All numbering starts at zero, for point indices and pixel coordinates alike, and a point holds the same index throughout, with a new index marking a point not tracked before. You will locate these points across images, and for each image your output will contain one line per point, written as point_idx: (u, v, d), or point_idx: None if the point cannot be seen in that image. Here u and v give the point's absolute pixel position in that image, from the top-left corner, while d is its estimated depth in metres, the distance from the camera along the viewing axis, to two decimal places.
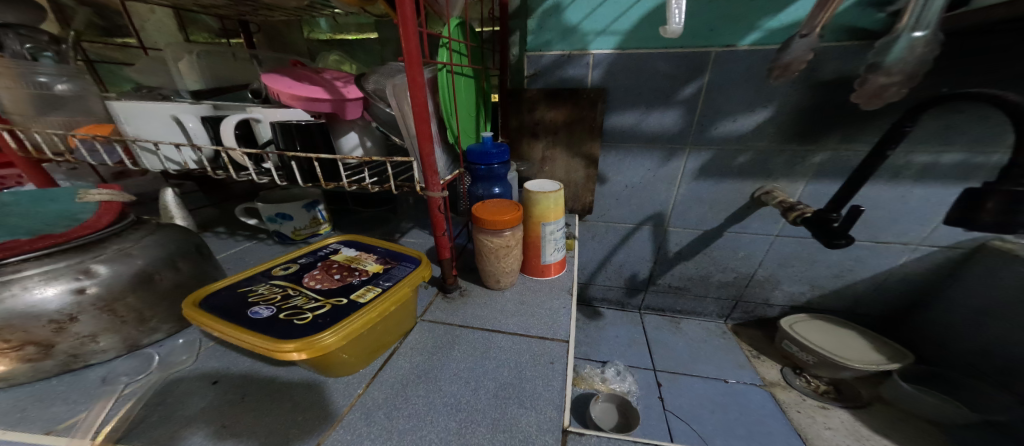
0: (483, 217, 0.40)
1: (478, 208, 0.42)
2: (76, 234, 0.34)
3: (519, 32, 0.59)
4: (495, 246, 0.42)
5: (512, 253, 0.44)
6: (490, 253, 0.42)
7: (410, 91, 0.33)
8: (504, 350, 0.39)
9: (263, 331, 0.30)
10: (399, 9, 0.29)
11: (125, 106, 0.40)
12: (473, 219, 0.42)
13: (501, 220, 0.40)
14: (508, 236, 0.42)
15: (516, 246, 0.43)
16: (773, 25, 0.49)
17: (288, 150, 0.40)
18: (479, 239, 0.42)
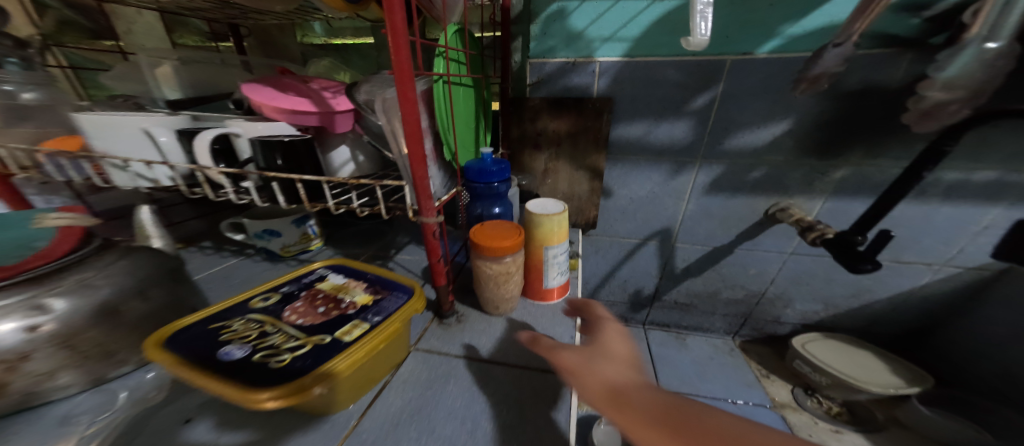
0: (481, 242, 0.38)
1: (477, 230, 0.39)
2: (26, 267, 0.31)
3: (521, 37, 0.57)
4: (495, 273, 0.39)
5: (512, 280, 0.41)
6: (489, 279, 0.39)
7: (401, 108, 0.29)
8: (505, 386, 0.35)
9: (233, 377, 0.26)
10: (388, 17, 0.26)
11: (90, 118, 0.37)
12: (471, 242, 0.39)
13: (501, 245, 0.37)
14: (509, 262, 0.39)
15: (517, 273, 0.40)
16: (795, 32, 0.46)
17: (268, 167, 0.37)
18: (478, 264, 0.39)
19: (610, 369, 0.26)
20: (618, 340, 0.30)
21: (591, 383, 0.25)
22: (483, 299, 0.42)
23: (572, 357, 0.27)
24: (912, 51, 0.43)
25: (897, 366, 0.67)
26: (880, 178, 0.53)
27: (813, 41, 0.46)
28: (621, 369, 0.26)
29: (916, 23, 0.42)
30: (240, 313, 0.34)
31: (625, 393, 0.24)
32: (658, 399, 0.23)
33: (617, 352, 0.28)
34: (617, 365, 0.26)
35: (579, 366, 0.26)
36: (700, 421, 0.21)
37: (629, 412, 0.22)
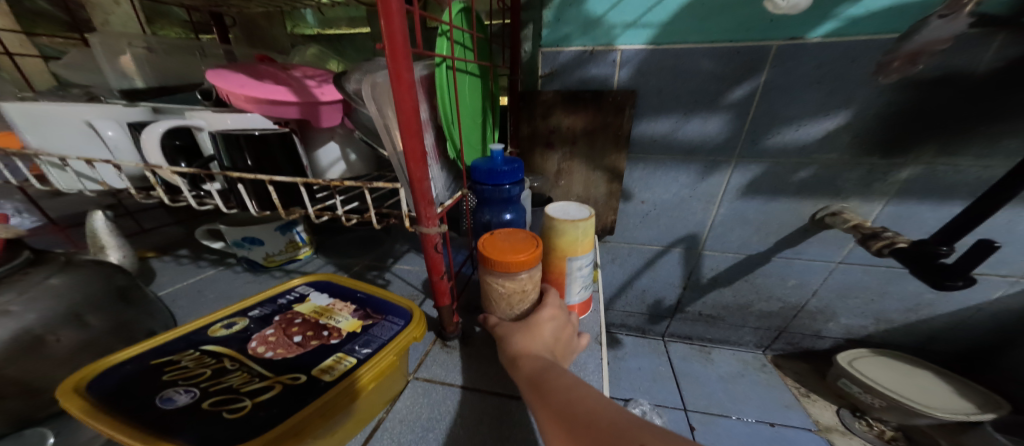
0: (490, 254, 0.31)
1: (486, 240, 0.33)
2: None
3: (532, 24, 0.52)
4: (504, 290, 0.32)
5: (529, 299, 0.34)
6: (498, 298, 0.33)
7: (395, 92, 0.23)
8: (525, 427, 0.28)
9: (170, 436, 0.19)
10: None
11: (21, 108, 0.31)
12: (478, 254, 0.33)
13: (515, 260, 0.30)
14: (523, 279, 0.32)
15: (534, 290, 0.34)
16: (855, 13, 0.40)
17: (233, 167, 0.31)
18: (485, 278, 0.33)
19: (520, 339, 0.29)
20: (553, 316, 0.32)
21: (504, 350, 0.30)
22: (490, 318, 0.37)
23: (501, 329, 0.32)
24: (1008, 30, 0.37)
25: (962, 389, 0.61)
26: (954, 178, 0.46)
27: (876, 24, 0.40)
28: (531, 342, 0.29)
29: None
30: (194, 343, 0.26)
31: (522, 359, 0.27)
32: (541, 366, 0.26)
33: (539, 326, 0.31)
34: (531, 337, 0.30)
35: (502, 337, 0.31)
36: (561, 383, 0.24)
37: (517, 373, 0.26)
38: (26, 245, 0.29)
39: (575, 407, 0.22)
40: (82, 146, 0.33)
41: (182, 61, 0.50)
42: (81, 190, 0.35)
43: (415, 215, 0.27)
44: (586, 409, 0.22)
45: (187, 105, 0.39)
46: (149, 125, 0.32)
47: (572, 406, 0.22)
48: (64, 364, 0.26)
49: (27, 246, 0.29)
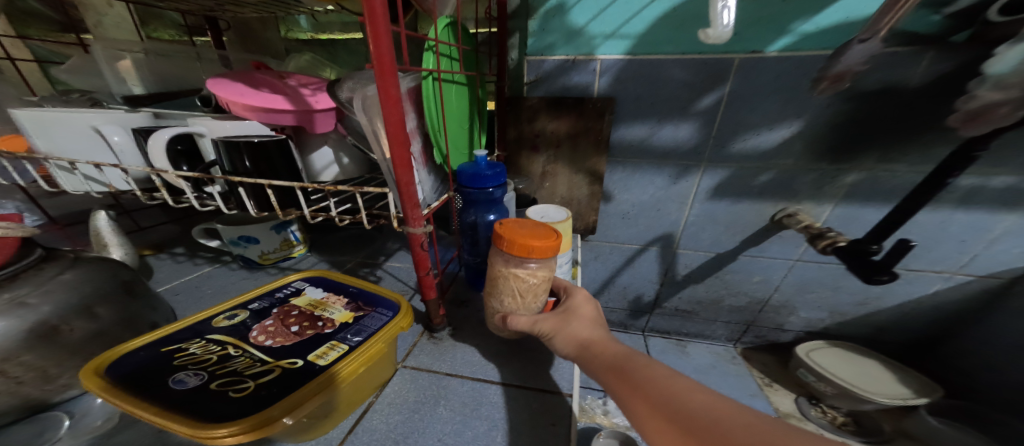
0: (515, 240, 0.31)
1: (502, 229, 0.33)
2: None
3: (519, 32, 0.55)
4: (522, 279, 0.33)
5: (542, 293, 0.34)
6: (517, 288, 0.33)
7: (383, 107, 0.26)
8: (500, 408, 0.32)
9: (183, 411, 0.22)
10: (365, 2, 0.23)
11: (30, 115, 0.33)
12: (497, 245, 0.32)
13: (542, 244, 0.30)
14: (534, 269, 0.33)
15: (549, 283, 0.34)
16: (808, 29, 0.45)
17: (234, 172, 0.33)
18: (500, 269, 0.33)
19: (578, 327, 0.30)
20: (586, 300, 0.34)
21: (563, 339, 0.30)
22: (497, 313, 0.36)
23: (544, 324, 0.32)
24: (935, 47, 0.41)
25: (902, 375, 0.66)
26: (893, 183, 0.51)
27: (822, 40, 0.45)
28: (592, 329, 0.30)
29: (934, 20, 0.40)
30: (200, 333, 0.29)
31: (593, 348, 0.28)
32: (624, 356, 0.26)
33: (585, 313, 0.32)
34: (586, 324, 0.30)
35: (552, 329, 0.31)
36: (653, 374, 0.23)
37: (594, 362, 0.27)
38: (40, 244, 0.31)
39: (683, 403, 0.21)
40: (89, 150, 0.35)
41: (177, 64, 0.52)
42: (86, 191, 0.37)
43: (403, 217, 0.30)
44: (695, 408, 0.21)
45: (187, 111, 0.42)
46: (154, 132, 0.34)
47: (669, 391, 0.22)
48: (76, 351, 0.29)
49: (41, 245, 0.31)
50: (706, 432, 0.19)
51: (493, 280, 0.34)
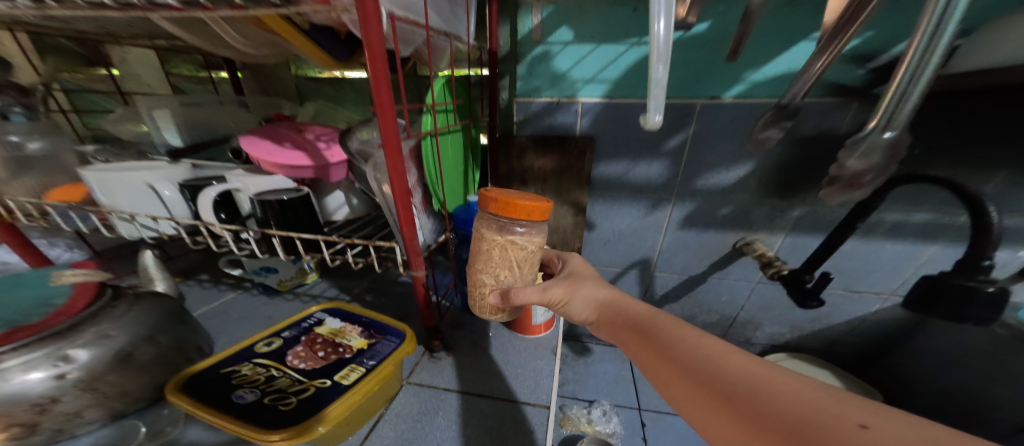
0: (514, 205, 0.32)
1: (493, 193, 0.34)
2: (52, 323, 0.32)
3: (508, 75, 0.63)
4: (519, 245, 0.36)
5: (529, 258, 0.37)
6: (515, 256, 0.36)
7: (392, 179, 0.35)
8: (487, 417, 0.38)
9: (245, 420, 0.28)
10: (376, 98, 0.32)
11: (98, 177, 0.40)
12: (490, 209, 0.33)
13: (537, 208, 0.32)
14: (525, 233, 0.36)
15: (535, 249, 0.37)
16: (757, 78, 0.53)
17: (266, 225, 0.40)
18: (494, 237, 0.36)
19: (589, 288, 0.40)
20: (582, 266, 0.44)
21: (583, 300, 0.39)
22: (491, 289, 0.38)
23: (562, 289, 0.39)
24: (859, 100, 0.49)
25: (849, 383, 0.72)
26: (832, 216, 0.58)
27: (769, 89, 0.53)
28: (609, 295, 0.39)
29: (858, 75, 0.48)
30: (246, 358, 0.36)
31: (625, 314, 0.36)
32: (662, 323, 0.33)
33: (588, 277, 0.41)
34: (593, 286, 0.40)
35: (566, 295, 0.39)
36: (688, 343, 0.30)
37: (634, 332, 0.34)
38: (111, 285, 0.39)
39: (722, 366, 0.27)
40: (143, 204, 0.42)
41: (208, 111, 0.58)
42: (140, 237, 0.44)
43: (408, 262, 0.39)
44: (727, 368, 0.27)
45: (223, 164, 0.49)
46: (203, 190, 0.41)
47: (708, 359, 0.28)
48: (143, 374, 0.35)
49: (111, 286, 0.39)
50: (740, 386, 0.25)
51: (488, 251, 0.36)
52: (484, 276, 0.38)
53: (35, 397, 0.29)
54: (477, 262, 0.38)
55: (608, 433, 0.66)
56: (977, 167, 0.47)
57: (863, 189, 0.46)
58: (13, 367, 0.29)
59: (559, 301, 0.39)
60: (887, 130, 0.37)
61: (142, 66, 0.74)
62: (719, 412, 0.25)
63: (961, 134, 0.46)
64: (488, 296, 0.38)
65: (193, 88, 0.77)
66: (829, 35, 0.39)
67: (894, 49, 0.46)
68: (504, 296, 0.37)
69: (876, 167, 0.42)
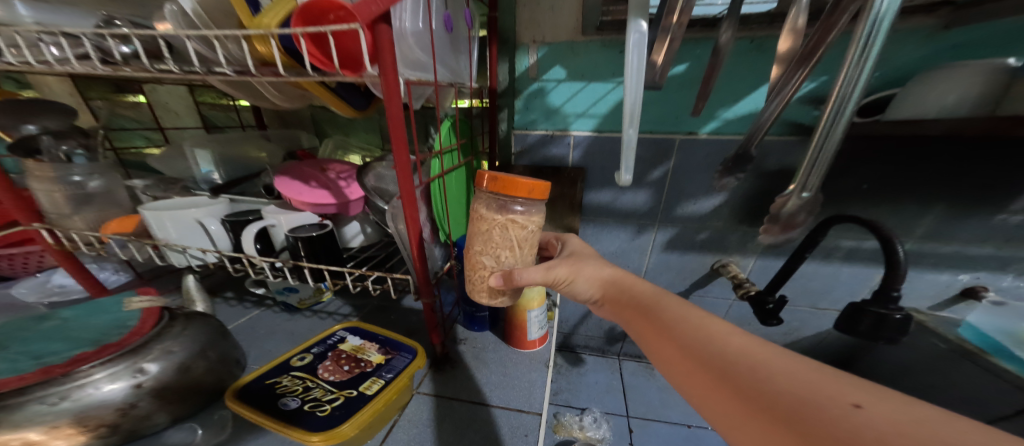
0: (512, 183, 0.36)
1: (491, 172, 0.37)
2: (129, 341, 0.39)
3: (507, 108, 0.73)
4: (519, 223, 0.39)
5: (529, 237, 0.40)
6: (516, 236, 0.40)
7: (407, 225, 0.43)
8: (487, 422, 0.44)
9: (291, 423, 0.36)
10: (396, 158, 0.40)
11: (155, 215, 0.48)
12: (489, 187, 0.37)
13: (534, 187, 0.36)
14: (523, 212, 0.39)
15: (533, 227, 0.40)
16: (728, 116, 0.60)
17: (299, 258, 0.48)
18: (495, 216, 0.39)
19: (594, 269, 0.46)
20: (582, 247, 0.51)
21: (589, 279, 0.45)
22: (491, 271, 0.42)
23: (569, 268, 0.45)
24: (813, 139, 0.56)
25: None
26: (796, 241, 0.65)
27: (737, 127, 0.61)
28: (614, 275, 0.45)
29: (812, 117, 0.55)
30: (285, 371, 0.44)
31: (634, 294, 0.42)
32: (669, 307, 0.38)
33: (591, 259, 0.47)
34: (597, 268, 0.46)
35: (570, 274, 0.45)
36: (694, 327, 0.35)
37: (647, 314, 0.39)
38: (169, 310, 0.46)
39: (725, 348, 0.32)
40: (191, 238, 0.50)
41: (241, 149, 0.66)
42: (187, 265, 0.52)
43: (418, 291, 0.47)
44: (731, 350, 0.32)
45: (255, 200, 0.57)
46: (244, 227, 0.49)
47: (713, 341, 0.33)
48: (198, 383, 0.42)
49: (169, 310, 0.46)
50: (740, 365, 0.30)
51: (489, 230, 0.39)
52: (483, 258, 0.41)
53: (117, 402, 0.36)
54: (477, 244, 0.41)
55: (597, 439, 0.73)
56: (920, 202, 0.53)
57: (796, 231, 0.54)
58: (103, 377, 0.36)
59: (565, 278, 0.44)
60: (804, 191, 0.45)
61: (172, 96, 0.82)
62: (719, 388, 0.30)
63: (905, 172, 0.52)
64: (490, 279, 0.42)
65: (217, 115, 0.85)
66: (796, 62, 0.43)
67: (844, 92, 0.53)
68: (507, 277, 0.41)
69: (805, 207, 0.49)
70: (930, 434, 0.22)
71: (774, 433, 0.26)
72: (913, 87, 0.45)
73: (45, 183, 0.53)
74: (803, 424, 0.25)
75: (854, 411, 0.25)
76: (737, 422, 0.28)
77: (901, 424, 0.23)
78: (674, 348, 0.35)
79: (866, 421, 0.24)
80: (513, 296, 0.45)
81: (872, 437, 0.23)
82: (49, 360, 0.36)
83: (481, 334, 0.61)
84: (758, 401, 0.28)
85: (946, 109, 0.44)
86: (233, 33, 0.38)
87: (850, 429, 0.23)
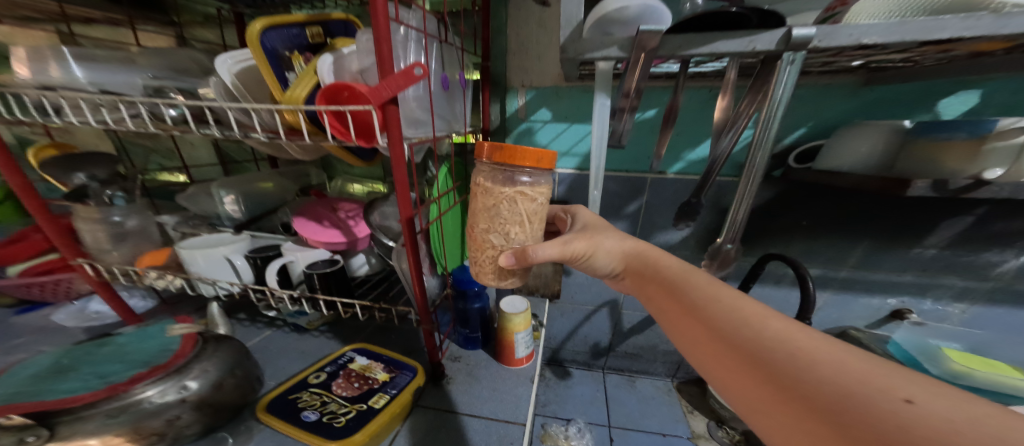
0: (517, 154, 0.38)
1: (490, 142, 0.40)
2: (176, 361, 0.47)
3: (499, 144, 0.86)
4: (529, 195, 0.41)
5: (535, 208, 0.42)
6: (525, 209, 0.42)
7: (409, 262, 0.50)
8: (476, 433, 0.51)
9: (313, 432, 0.46)
10: (402, 216, 0.48)
11: (190, 253, 0.56)
12: (493, 157, 0.39)
13: (535, 153, 0.38)
14: (530, 183, 0.42)
15: (536, 199, 0.42)
16: (691, 158, 0.70)
17: (315, 291, 0.55)
18: (504, 189, 0.41)
19: (614, 243, 0.49)
20: (596, 220, 0.54)
21: (608, 252, 0.48)
22: (500, 249, 0.44)
23: (588, 242, 0.48)
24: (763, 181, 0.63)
25: None
26: None
27: (698, 168, 0.70)
28: (637, 249, 0.48)
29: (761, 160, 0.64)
30: (304, 387, 0.54)
31: (660, 269, 0.44)
32: (701, 289, 0.40)
33: (610, 232, 0.50)
34: (618, 242, 0.49)
35: (589, 248, 0.48)
36: (728, 308, 0.36)
37: (677, 292, 0.41)
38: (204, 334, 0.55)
39: (762, 332, 0.33)
40: (220, 272, 0.58)
41: (261, 188, 0.73)
42: (214, 294, 0.60)
43: (419, 319, 0.54)
44: (767, 335, 0.33)
45: (274, 236, 0.66)
46: (268, 264, 0.56)
47: (749, 324, 0.34)
48: (228, 398, 0.49)
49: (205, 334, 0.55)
50: (777, 349, 0.31)
51: (497, 205, 0.41)
52: (493, 237, 0.44)
53: (167, 414, 0.43)
54: (483, 222, 0.43)
55: None
56: (852, 236, 0.62)
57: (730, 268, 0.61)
58: (155, 393, 0.43)
59: (583, 251, 0.47)
60: (729, 242, 0.57)
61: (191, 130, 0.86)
62: (754, 373, 0.32)
63: (838, 211, 0.61)
64: (500, 258, 0.43)
65: (231, 148, 0.88)
66: (754, 88, 0.48)
67: (784, 139, 0.62)
68: (520, 256, 0.42)
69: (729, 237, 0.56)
70: (982, 432, 0.23)
71: (809, 420, 0.28)
72: (836, 140, 0.53)
73: (90, 224, 0.60)
74: (841, 415, 0.26)
75: (905, 407, 0.25)
76: (768, 406, 0.30)
77: (951, 422, 0.24)
78: (705, 331, 0.36)
79: (915, 416, 0.24)
80: (521, 277, 0.48)
81: (920, 433, 0.23)
82: (113, 379, 0.44)
83: (475, 352, 0.68)
84: (791, 389, 0.29)
85: (847, 170, 0.52)
86: (269, 107, 0.46)
87: (898, 425, 0.24)
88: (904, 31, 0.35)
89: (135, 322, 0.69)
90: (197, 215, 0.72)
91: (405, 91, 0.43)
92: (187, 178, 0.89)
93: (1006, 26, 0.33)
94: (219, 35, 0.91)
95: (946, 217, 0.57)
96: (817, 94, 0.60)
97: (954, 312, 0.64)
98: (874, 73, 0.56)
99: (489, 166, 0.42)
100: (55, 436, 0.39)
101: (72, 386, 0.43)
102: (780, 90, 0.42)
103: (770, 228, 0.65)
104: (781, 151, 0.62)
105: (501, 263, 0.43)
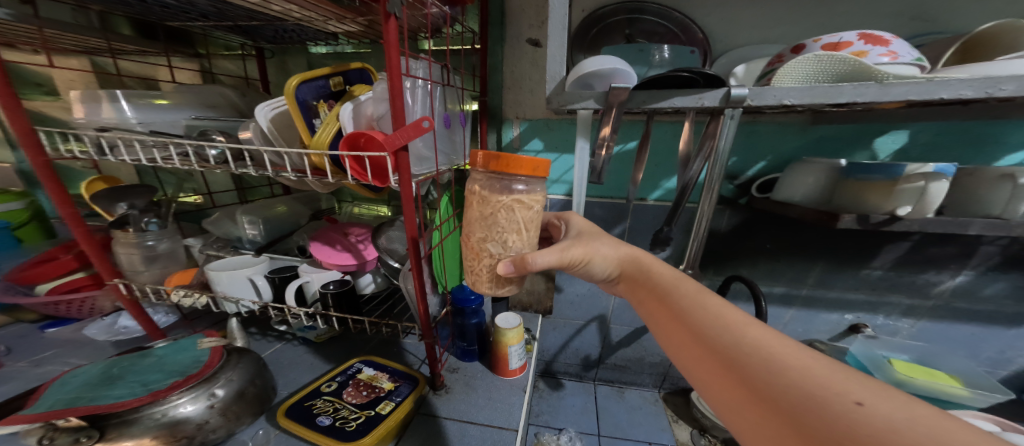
0: (510, 163, 0.44)
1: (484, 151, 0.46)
2: (206, 371, 0.53)
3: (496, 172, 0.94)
4: (525, 203, 0.48)
5: (530, 212, 0.49)
6: (522, 216, 0.48)
7: (414, 282, 0.57)
8: (472, 437, 0.57)
9: (327, 435, 0.52)
10: (410, 246, 0.55)
11: (217, 274, 0.63)
12: (488, 165, 0.45)
13: (524, 161, 0.44)
14: (525, 191, 0.48)
15: (534, 206, 0.49)
16: (669, 186, 0.78)
17: (328, 309, 0.62)
18: (500, 198, 0.47)
19: (610, 251, 0.54)
20: (592, 229, 0.60)
21: (605, 258, 0.53)
22: (498, 258, 0.50)
23: (585, 249, 0.53)
24: (729, 208, 0.71)
25: None
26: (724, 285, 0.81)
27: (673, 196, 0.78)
28: (634, 257, 0.53)
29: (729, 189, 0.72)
30: (317, 395, 0.60)
31: (653, 277, 0.49)
32: (690, 296, 0.44)
33: (608, 241, 0.55)
34: (615, 250, 0.54)
35: (585, 254, 0.53)
36: (713, 315, 0.40)
37: (668, 298, 0.45)
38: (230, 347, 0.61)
39: (742, 339, 0.37)
40: (244, 292, 0.65)
41: (279, 214, 0.81)
42: (237, 311, 0.67)
43: (422, 333, 0.61)
44: (748, 340, 0.37)
45: (291, 258, 0.73)
46: (287, 285, 0.63)
47: (731, 330, 0.38)
48: (248, 405, 0.55)
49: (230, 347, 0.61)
50: (754, 355, 0.35)
51: (495, 213, 0.48)
52: (490, 247, 0.50)
53: (197, 419, 0.49)
54: (480, 232, 0.50)
55: None
56: (807, 257, 0.70)
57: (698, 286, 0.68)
58: (188, 400, 0.50)
59: (581, 255, 0.52)
60: (691, 267, 0.66)
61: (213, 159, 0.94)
62: (730, 376, 0.35)
63: (793, 235, 0.68)
64: (500, 265, 0.49)
65: (249, 176, 0.95)
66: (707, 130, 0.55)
67: (747, 171, 0.70)
68: (518, 264, 0.48)
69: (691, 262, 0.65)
70: (922, 430, 0.26)
71: (776, 420, 0.31)
72: (788, 174, 0.60)
73: (126, 247, 0.67)
74: (803, 416, 0.30)
75: (856, 408, 0.29)
76: (741, 406, 0.34)
77: (897, 421, 0.27)
78: (691, 335, 0.40)
79: (862, 416, 0.28)
80: (518, 285, 0.54)
81: (869, 431, 0.27)
82: (154, 386, 0.50)
83: (471, 364, 0.75)
84: (763, 392, 0.33)
85: (798, 200, 0.60)
86: (299, 151, 0.54)
87: (851, 424, 0.28)
88: (814, 94, 0.44)
89: (157, 337, 0.76)
90: (219, 238, 0.79)
91: (414, 140, 0.50)
92: (207, 202, 0.97)
93: (889, 92, 0.42)
94: (240, 67, 0.96)
95: (886, 243, 0.65)
96: (774, 132, 0.68)
97: (904, 326, 0.71)
98: (820, 115, 0.64)
99: (484, 175, 0.49)
100: (103, 437, 0.46)
101: (118, 391, 0.49)
102: (725, 136, 0.53)
103: (737, 251, 0.73)
104: (743, 181, 0.70)
105: (500, 271, 0.49)
